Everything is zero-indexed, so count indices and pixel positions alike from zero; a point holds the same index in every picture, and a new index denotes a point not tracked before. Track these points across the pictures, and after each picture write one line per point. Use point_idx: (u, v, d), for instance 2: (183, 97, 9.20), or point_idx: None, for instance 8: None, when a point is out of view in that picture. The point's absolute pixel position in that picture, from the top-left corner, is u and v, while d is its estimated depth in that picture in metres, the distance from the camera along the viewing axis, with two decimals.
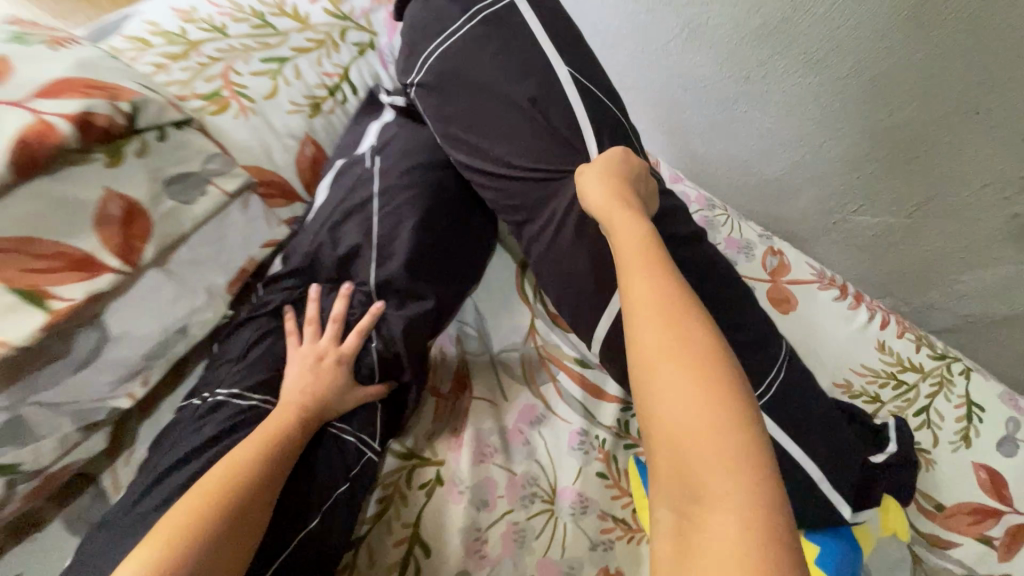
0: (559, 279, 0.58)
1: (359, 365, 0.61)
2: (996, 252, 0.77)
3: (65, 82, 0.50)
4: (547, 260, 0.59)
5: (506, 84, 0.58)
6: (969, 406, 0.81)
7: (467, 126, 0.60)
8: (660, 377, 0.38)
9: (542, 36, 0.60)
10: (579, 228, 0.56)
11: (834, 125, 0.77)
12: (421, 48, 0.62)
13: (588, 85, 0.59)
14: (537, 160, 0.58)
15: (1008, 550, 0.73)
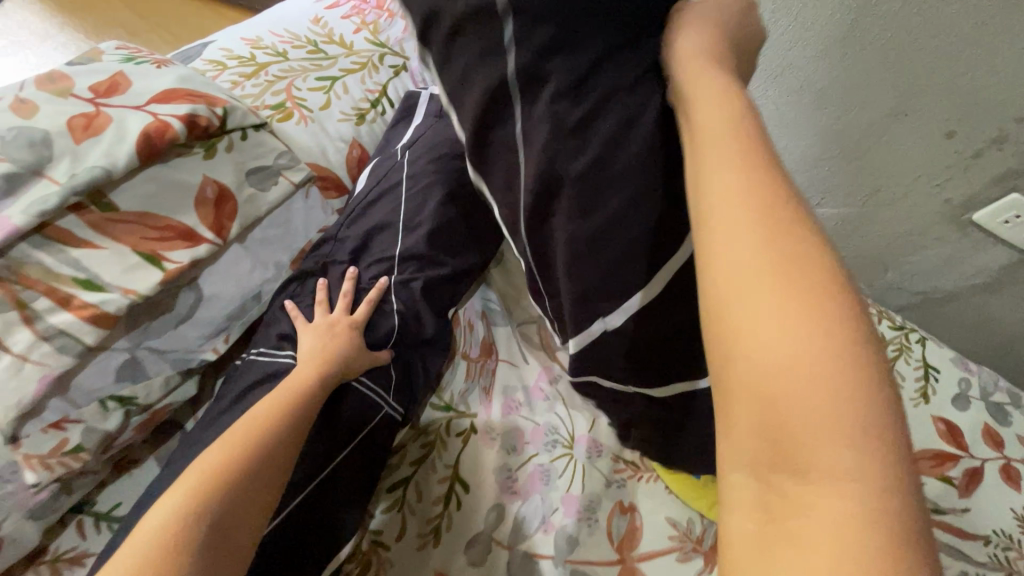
0: (625, 182, 0.36)
1: (375, 335, 0.67)
2: (937, 234, 0.91)
3: (172, 92, 0.62)
4: (612, 147, 0.35)
5: None
6: (926, 367, 0.94)
7: None
8: (755, 302, 0.27)
9: None
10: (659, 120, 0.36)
11: (794, 130, 0.91)
12: None
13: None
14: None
15: (967, 488, 0.83)
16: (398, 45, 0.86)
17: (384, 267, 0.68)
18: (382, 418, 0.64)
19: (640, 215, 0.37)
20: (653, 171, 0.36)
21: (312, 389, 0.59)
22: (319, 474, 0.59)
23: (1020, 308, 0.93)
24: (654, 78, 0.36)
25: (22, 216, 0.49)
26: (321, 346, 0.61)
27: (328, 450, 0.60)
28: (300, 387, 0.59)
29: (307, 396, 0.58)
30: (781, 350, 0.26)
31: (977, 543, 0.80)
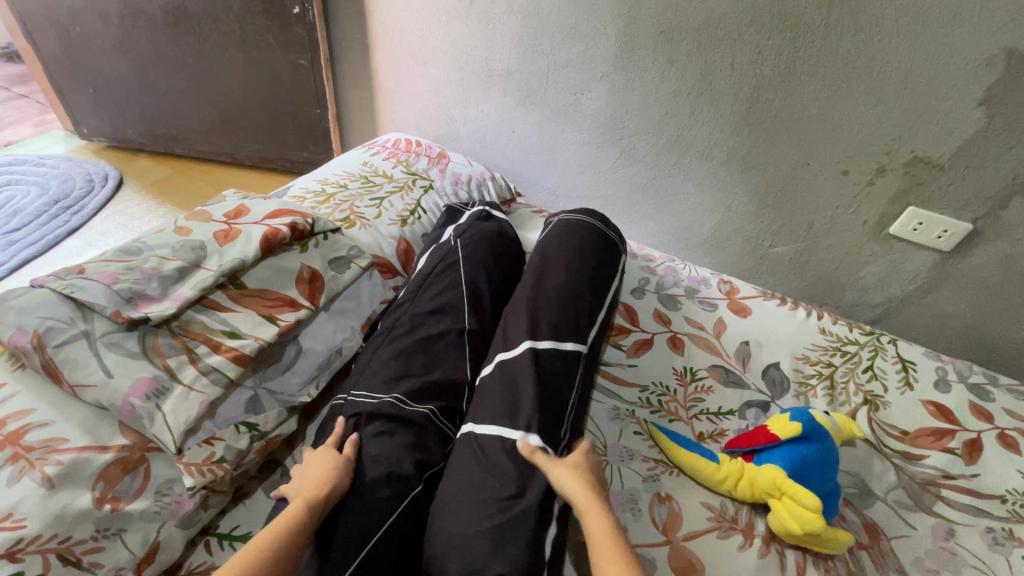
0: (510, 314, 0.86)
1: (442, 380, 0.79)
2: (871, 251, 1.12)
3: (278, 211, 0.87)
4: (514, 305, 0.87)
5: (574, 286, 0.88)
6: (904, 361, 1.08)
7: (543, 271, 0.91)
8: None
9: (599, 313, 0.88)
10: (530, 309, 0.84)
11: (733, 191, 1.16)
12: (560, 228, 1.00)
13: (568, 351, 0.79)
14: (542, 289, 0.87)
15: (970, 455, 0.93)
16: (425, 173, 1.16)
17: (456, 321, 0.85)
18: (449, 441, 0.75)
19: (506, 325, 0.84)
20: (518, 305, 0.86)
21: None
22: (400, 508, 0.65)
23: (961, 301, 1.11)
24: (536, 296, 0.86)
25: (192, 291, 0.70)
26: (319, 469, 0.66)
27: (398, 490, 0.66)
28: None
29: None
30: None
31: (994, 501, 0.87)
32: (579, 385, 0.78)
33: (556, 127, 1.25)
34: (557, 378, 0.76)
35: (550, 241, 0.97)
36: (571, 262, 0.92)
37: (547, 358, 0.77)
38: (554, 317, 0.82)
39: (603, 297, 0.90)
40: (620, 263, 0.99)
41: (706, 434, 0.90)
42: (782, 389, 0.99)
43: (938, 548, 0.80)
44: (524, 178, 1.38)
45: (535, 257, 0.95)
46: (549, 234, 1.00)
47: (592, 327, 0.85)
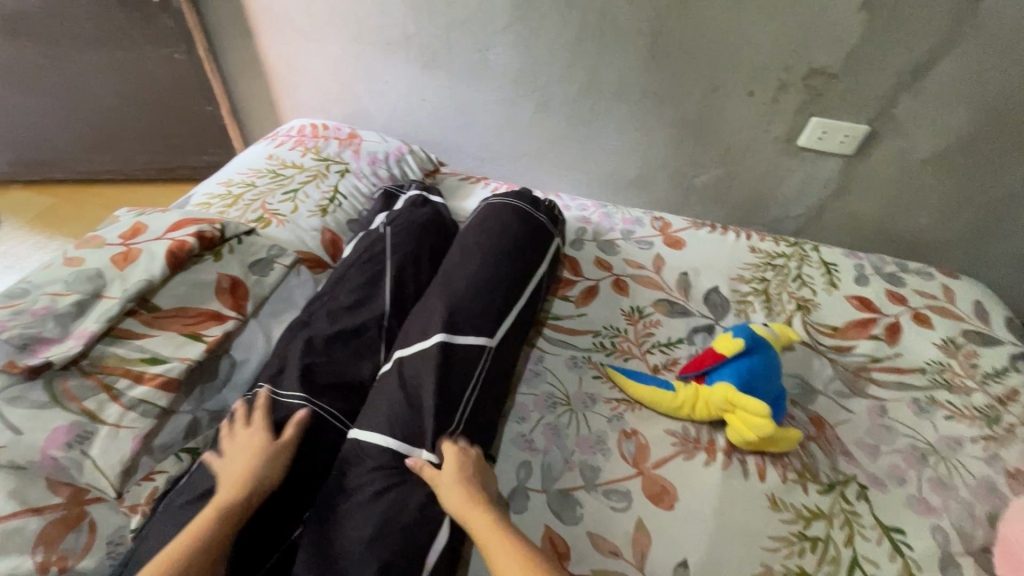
0: (424, 303, 0.79)
1: (335, 379, 0.71)
2: (786, 166, 1.17)
3: (181, 221, 0.80)
4: (432, 292, 0.80)
5: (496, 273, 0.83)
6: (827, 265, 1.16)
7: (466, 257, 0.85)
8: None
9: (524, 298, 0.83)
10: (446, 299, 0.77)
11: (650, 128, 1.18)
12: (490, 210, 0.94)
13: (483, 347, 0.74)
14: (462, 278, 0.81)
15: (891, 338, 1.02)
16: (338, 156, 1.09)
17: (375, 317, 0.78)
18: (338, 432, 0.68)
19: (417, 315, 0.77)
20: (434, 293, 0.79)
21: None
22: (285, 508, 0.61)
23: (869, 199, 1.19)
24: (455, 284, 0.80)
25: (96, 324, 0.64)
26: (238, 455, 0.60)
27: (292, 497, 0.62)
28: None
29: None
30: None
31: (916, 374, 0.96)
32: (484, 376, 0.72)
33: (468, 89, 1.21)
34: (459, 373, 0.70)
35: (477, 225, 0.92)
36: (503, 247, 0.87)
37: (454, 353, 0.71)
38: (468, 310, 0.76)
39: (526, 280, 0.85)
40: (555, 247, 0.96)
41: (661, 366, 0.94)
42: (724, 311, 1.04)
43: (874, 425, 0.89)
44: (445, 147, 1.33)
45: (460, 240, 0.90)
46: (477, 216, 0.95)
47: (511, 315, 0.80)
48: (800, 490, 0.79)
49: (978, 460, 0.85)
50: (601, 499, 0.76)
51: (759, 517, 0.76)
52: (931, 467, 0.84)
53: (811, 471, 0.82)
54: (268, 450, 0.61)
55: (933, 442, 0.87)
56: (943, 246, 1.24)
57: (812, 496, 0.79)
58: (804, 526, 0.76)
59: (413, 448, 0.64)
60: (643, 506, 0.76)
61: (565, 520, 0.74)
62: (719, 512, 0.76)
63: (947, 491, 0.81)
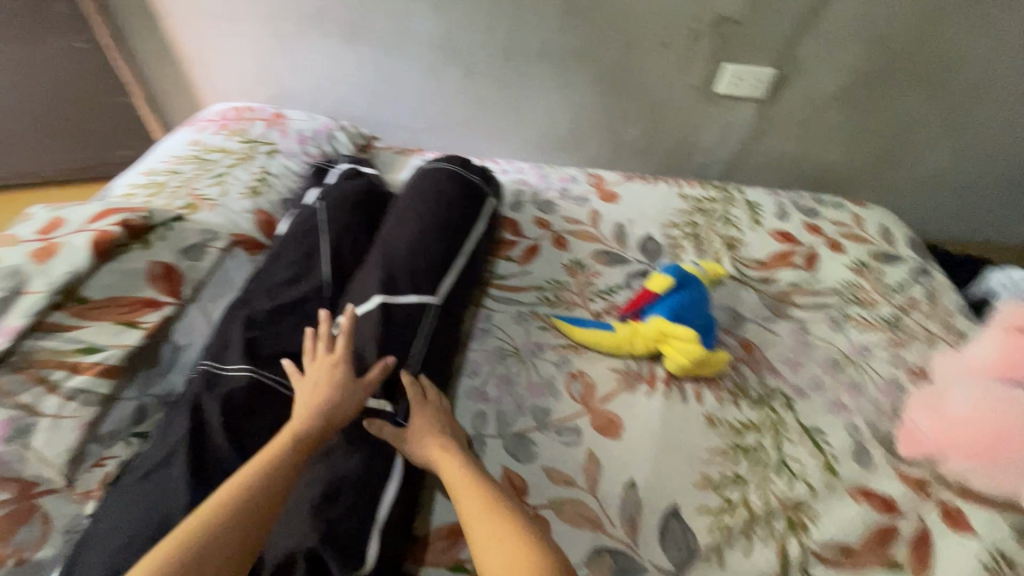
0: (363, 269, 0.81)
1: (280, 350, 0.72)
2: (707, 113, 1.23)
3: (103, 211, 0.76)
4: (370, 258, 0.82)
5: (431, 234, 0.86)
6: (750, 204, 1.23)
7: (400, 221, 0.87)
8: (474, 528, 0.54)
9: (460, 256, 0.87)
10: (384, 263, 0.80)
11: (577, 86, 1.21)
12: (421, 176, 0.96)
13: (423, 304, 0.78)
14: (398, 242, 0.83)
15: (810, 265, 1.11)
16: (264, 137, 1.07)
17: (315, 288, 0.80)
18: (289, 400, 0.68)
19: (356, 282, 0.79)
20: (371, 260, 0.82)
21: (228, 527, 0.49)
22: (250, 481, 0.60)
23: (785, 139, 1.27)
24: (390, 247, 0.82)
25: (22, 319, 0.62)
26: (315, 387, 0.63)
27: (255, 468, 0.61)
28: (190, 541, 0.48)
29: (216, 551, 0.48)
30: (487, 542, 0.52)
31: (832, 294, 1.06)
32: (428, 332, 0.76)
33: (393, 59, 1.20)
34: (401, 331, 0.74)
35: (408, 191, 0.94)
36: (435, 209, 0.89)
37: (395, 313, 0.74)
38: (405, 271, 0.79)
39: (461, 239, 0.88)
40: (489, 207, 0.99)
41: (603, 311, 0.99)
42: (658, 256, 1.10)
43: (796, 343, 0.97)
44: (377, 121, 1.32)
45: (394, 207, 0.91)
46: (409, 183, 0.97)
47: (448, 274, 0.84)
48: (733, 407, 0.87)
49: (885, 362, 0.95)
50: (554, 436, 0.81)
51: (698, 435, 0.83)
52: (846, 373, 0.93)
53: (741, 389, 0.89)
54: (349, 386, 0.64)
55: (847, 352, 0.96)
56: (853, 178, 1.34)
57: (744, 411, 0.87)
58: (737, 437, 0.83)
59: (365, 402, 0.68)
60: (592, 438, 0.82)
61: (521, 459, 0.79)
62: (661, 434, 0.83)
63: (860, 392, 0.91)
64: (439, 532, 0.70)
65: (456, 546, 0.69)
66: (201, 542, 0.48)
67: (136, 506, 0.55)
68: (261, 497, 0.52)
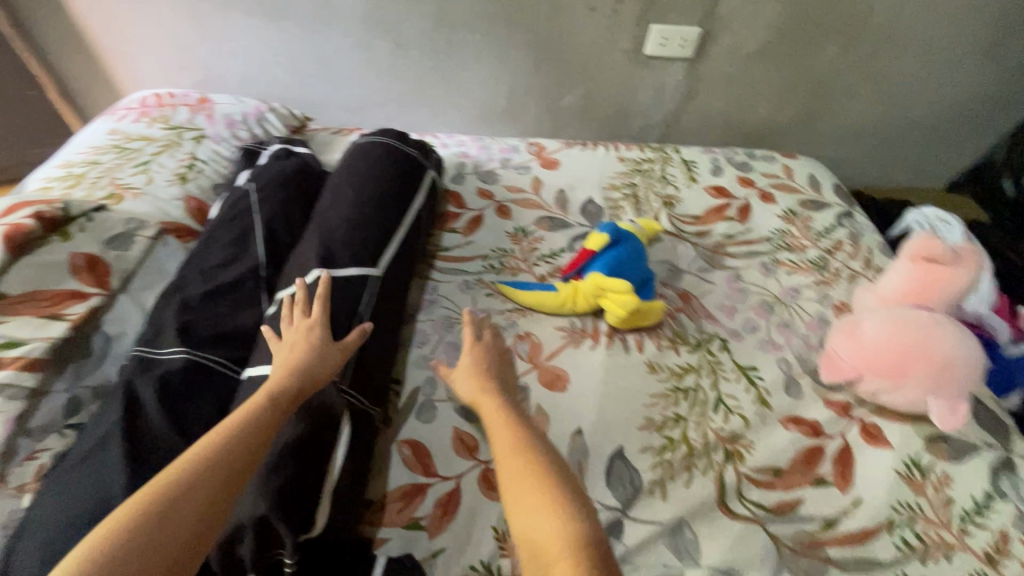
0: (302, 244, 0.80)
1: (218, 331, 0.71)
2: (640, 75, 1.26)
3: (14, 205, 0.74)
4: (308, 233, 0.81)
5: (369, 207, 0.85)
6: (686, 163, 1.27)
7: (336, 196, 0.86)
8: (507, 454, 0.59)
9: (401, 228, 0.87)
10: (321, 238, 0.79)
11: (510, 55, 1.22)
12: (356, 151, 0.96)
13: (364, 275, 0.77)
14: (335, 215, 0.83)
15: (742, 216, 1.16)
16: (190, 123, 1.03)
17: (251, 268, 0.79)
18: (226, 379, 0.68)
19: (294, 258, 0.79)
20: (309, 235, 0.80)
21: (214, 462, 0.50)
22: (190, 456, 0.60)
23: (715, 97, 1.31)
24: (326, 222, 0.82)
25: None
26: (293, 346, 0.66)
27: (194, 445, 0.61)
28: (196, 463, 0.49)
29: (206, 481, 0.48)
30: (518, 462, 0.57)
31: (763, 242, 1.11)
32: (370, 303, 0.76)
33: (321, 36, 1.17)
34: (342, 303, 0.74)
35: (343, 167, 0.93)
36: (371, 182, 0.89)
37: (334, 286, 0.74)
38: (344, 243, 0.79)
39: (399, 210, 0.88)
40: (428, 179, 0.99)
41: (547, 274, 1.02)
42: (599, 217, 1.13)
43: (731, 290, 1.02)
44: (311, 102, 1.29)
45: (329, 183, 0.91)
46: (343, 159, 0.96)
47: (388, 245, 0.84)
48: (672, 353, 0.91)
49: (813, 301, 1.01)
50: None
51: (640, 381, 0.87)
52: (777, 314, 0.99)
53: (680, 336, 0.94)
54: (326, 346, 0.68)
55: (777, 294, 1.02)
56: (783, 131, 1.40)
57: (683, 356, 0.91)
58: (677, 380, 0.88)
59: None
60: (540, 393, 0.85)
61: (471, 419, 0.81)
62: (606, 384, 0.86)
63: (789, 330, 0.96)
64: (394, 495, 0.73)
65: (411, 505, 0.72)
66: (214, 459, 0.50)
67: (73, 496, 0.55)
68: (247, 437, 0.53)
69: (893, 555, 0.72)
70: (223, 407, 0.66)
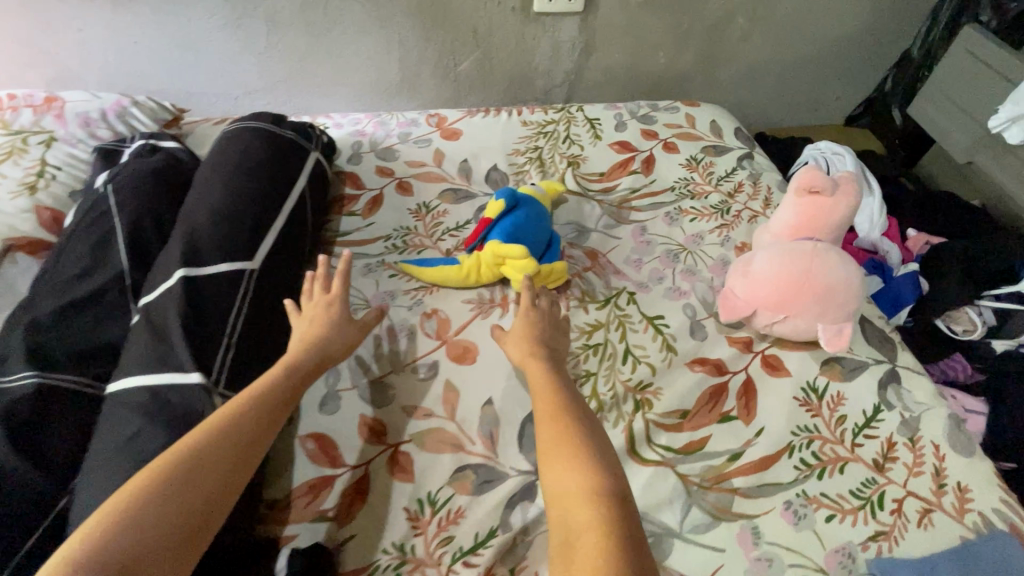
0: (169, 242, 0.74)
1: (73, 349, 0.64)
2: (533, 34, 1.22)
3: None
4: (174, 232, 0.75)
5: (242, 197, 0.80)
6: (590, 121, 1.26)
7: (203, 190, 0.80)
8: (545, 411, 0.65)
9: (280, 217, 0.82)
10: (185, 234, 0.73)
11: (394, 24, 1.15)
12: (227, 139, 0.89)
13: (238, 269, 0.72)
14: (202, 209, 0.76)
15: (647, 169, 1.17)
16: (37, 126, 0.93)
17: (111, 277, 0.72)
18: (86, 400, 0.62)
19: (158, 260, 0.72)
20: (174, 233, 0.74)
21: (234, 435, 0.55)
22: (45, 488, 0.55)
23: (613, 51, 1.30)
24: (192, 218, 0.76)
25: None
26: (314, 319, 0.74)
27: (49, 475, 0.56)
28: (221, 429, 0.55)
29: (229, 450, 0.54)
30: (554, 420, 0.63)
31: (667, 192, 1.12)
32: (248, 297, 0.71)
33: (182, 17, 1.08)
34: (213, 300, 0.67)
35: (212, 156, 0.86)
36: (242, 171, 0.83)
37: (203, 284, 0.68)
38: (213, 239, 0.73)
39: (277, 198, 0.83)
40: (311, 163, 0.94)
41: (453, 249, 0.99)
42: (504, 185, 1.11)
43: (637, 243, 1.03)
44: (188, 92, 1.20)
45: (196, 176, 0.84)
46: (213, 150, 0.89)
47: (266, 235, 0.78)
48: (581, 312, 0.91)
49: (715, 245, 1.03)
50: (411, 375, 0.82)
51: None
52: (681, 261, 1.00)
53: (588, 295, 0.94)
54: (344, 323, 0.75)
55: (682, 242, 1.04)
56: (684, 80, 1.40)
57: (592, 313, 0.92)
58: (586, 338, 0.88)
59: (180, 376, 0.60)
60: (448, 369, 0.83)
61: (378, 404, 0.79)
62: None
63: (694, 276, 0.98)
64: (301, 491, 0.71)
65: (318, 498, 0.70)
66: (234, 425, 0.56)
67: None
68: (263, 414, 0.59)
69: (794, 476, 0.76)
70: (85, 430, 0.60)
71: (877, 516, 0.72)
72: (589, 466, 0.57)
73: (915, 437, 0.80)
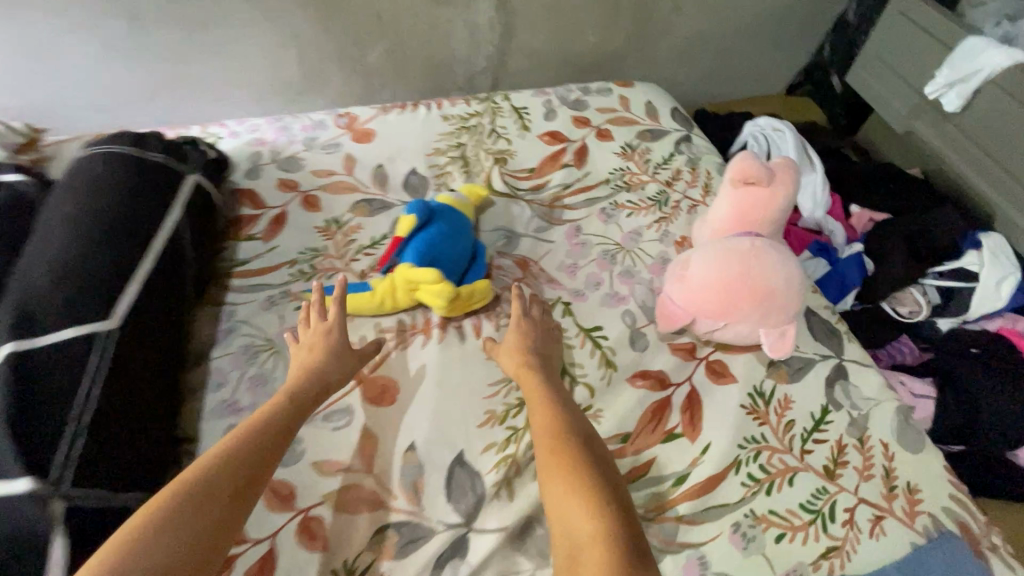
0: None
1: None
2: (446, 17, 1.10)
3: None
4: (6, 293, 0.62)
5: (94, 240, 0.68)
6: (517, 110, 1.16)
7: (46, 235, 0.68)
8: (542, 425, 0.63)
9: (147, 259, 0.70)
10: (18, 297, 0.61)
11: (284, 14, 1.02)
12: (80, 168, 0.76)
13: (88, 334, 0.61)
14: (42, 261, 0.64)
15: (579, 161, 1.08)
16: None
17: None
18: None
19: None
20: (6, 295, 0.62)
21: (212, 485, 0.52)
22: None
23: (536, 31, 1.19)
24: (28, 274, 0.63)
25: None
26: (311, 347, 0.73)
27: None
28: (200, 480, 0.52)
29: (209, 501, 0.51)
30: (550, 435, 0.61)
31: (602, 186, 1.04)
32: (102, 366, 0.60)
33: (23, 19, 0.91)
34: (52, 379, 0.57)
35: (59, 191, 0.73)
36: (94, 208, 0.70)
37: (39, 360, 0.57)
38: (54, 300, 0.61)
39: (142, 237, 0.71)
40: (189, 187, 0.82)
41: (368, 270, 0.89)
42: (424, 191, 1.01)
43: (571, 246, 0.95)
44: (48, 105, 1.03)
45: (38, 218, 0.71)
46: (63, 181, 0.76)
47: (128, 284, 0.67)
48: None
49: (653, 241, 0.96)
50: (322, 424, 0.73)
51: (478, 372, 0.79)
52: (619, 263, 0.93)
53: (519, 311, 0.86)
54: (337, 352, 0.72)
55: (619, 241, 0.96)
56: (617, 58, 1.31)
57: None
58: None
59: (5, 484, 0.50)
60: (365, 413, 0.75)
61: (285, 463, 0.70)
62: (441, 385, 0.77)
63: (633, 279, 0.91)
64: None
65: None
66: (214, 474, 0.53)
67: None
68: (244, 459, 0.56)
69: (742, 494, 0.71)
70: None
71: (828, 530, 0.68)
72: (590, 479, 0.55)
73: (864, 437, 0.76)
